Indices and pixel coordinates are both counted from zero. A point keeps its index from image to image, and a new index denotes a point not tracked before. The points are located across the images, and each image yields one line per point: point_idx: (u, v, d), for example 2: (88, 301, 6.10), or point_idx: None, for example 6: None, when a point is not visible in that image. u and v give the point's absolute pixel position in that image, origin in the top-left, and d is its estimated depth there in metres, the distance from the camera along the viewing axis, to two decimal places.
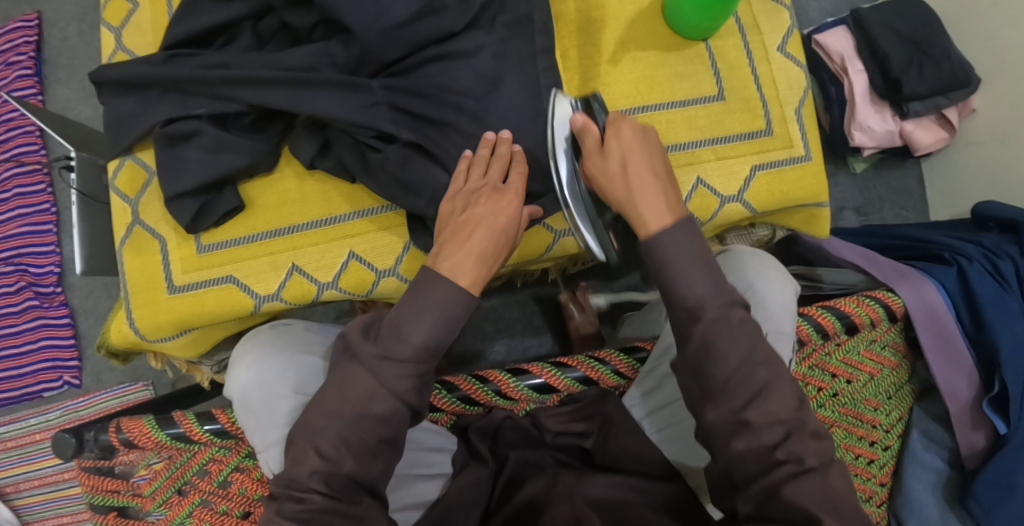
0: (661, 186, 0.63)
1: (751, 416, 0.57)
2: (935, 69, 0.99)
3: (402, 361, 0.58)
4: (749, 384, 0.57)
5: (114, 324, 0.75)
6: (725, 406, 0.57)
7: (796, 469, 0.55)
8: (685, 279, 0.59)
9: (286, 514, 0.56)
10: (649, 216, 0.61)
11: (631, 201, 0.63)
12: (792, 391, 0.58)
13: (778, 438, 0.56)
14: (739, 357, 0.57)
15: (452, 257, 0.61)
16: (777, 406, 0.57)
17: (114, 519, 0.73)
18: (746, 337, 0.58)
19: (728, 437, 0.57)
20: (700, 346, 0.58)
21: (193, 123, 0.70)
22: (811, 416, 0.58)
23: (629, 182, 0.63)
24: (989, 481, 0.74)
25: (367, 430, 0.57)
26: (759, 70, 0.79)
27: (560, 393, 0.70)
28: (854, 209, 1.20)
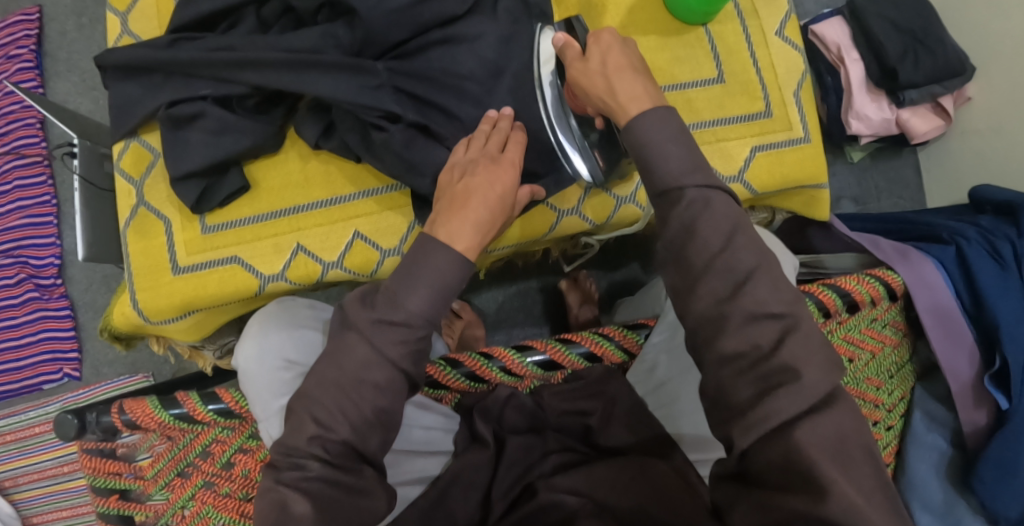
0: (641, 77, 0.62)
1: (740, 310, 0.53)
2: (930, 58, 1.01)
3: (398, 326, 0.58)
4: (733, 269, 0.54)
5: (118, 307, 0.75)
6: (710, 295, 0.55)
7: (792, 388, 0.51)
8: (663, 161, 0.58)
9: (283, 481, 0.57)
10: (628, 102, 0.60)
11: (610, 93, 0.61)
12: (785, 283, 0.55)
13: (773, 340, 0.53)
14: (721, 239, 0.55)
15: (449, 223, 0.62)
16: (766, 296, 0.54)
17: (116, 502, 0.73)
18: (729, 218, 0.56)
19: (716, 336, 0.54)
20: (681, 220, 0.56)
21: (197, 104, 0.70)
22: (805, 314, 0.54)
23: (608, 76, 0.62)
24: (992, 461, 0.74)
25: (363, 397, 0.57)
26: (757, 55, 0.79)
27: (564, 370, 0.71)
28: (851, 199, 1.22)
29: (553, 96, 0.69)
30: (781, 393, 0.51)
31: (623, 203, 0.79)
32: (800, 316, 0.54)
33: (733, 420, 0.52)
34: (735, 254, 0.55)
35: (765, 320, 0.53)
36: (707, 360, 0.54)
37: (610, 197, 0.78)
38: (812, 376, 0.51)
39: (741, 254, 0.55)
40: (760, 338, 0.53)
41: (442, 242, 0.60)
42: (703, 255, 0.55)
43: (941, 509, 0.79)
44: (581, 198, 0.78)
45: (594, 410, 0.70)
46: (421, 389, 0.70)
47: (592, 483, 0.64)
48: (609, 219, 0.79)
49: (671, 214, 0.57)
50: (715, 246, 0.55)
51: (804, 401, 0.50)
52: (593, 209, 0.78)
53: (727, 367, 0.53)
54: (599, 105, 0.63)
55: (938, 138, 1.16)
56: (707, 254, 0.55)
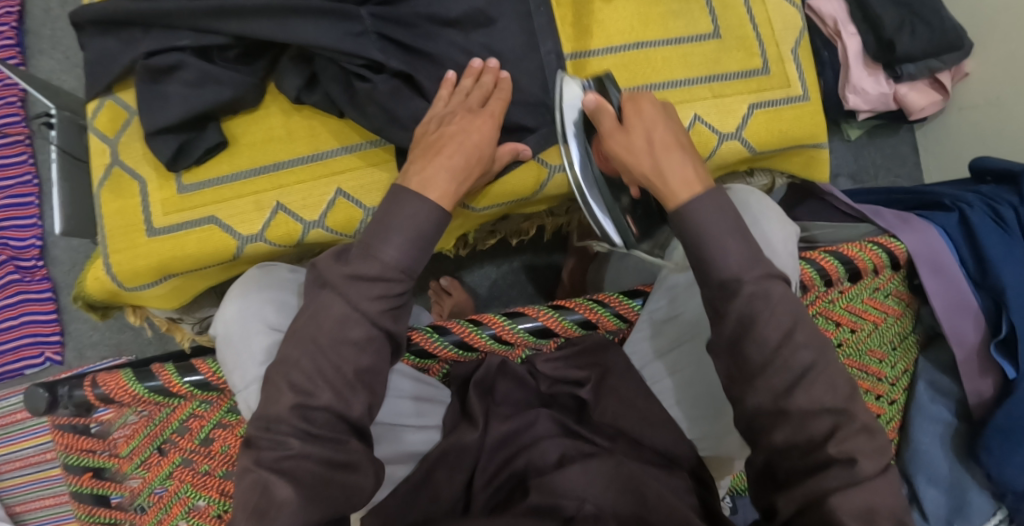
0: (687, 156, 0.65)
1: (796, 406, 0.56)
2: (927, 29, 0.99)
3: (375, 281, 0.57)
4: (792, 365, 0.57)
5: (92, 272, 0.75)
6: (767, 389, 0.57)
7: (841, 470, 0.54)
8: (719, 247, 0.59)
9: (264, 463, 0.53)
10: (679, 188, 0.62)
11: (657, 173, 0.64)
12: (840, 377, 0.58)
13: (824, 433, 0.55)
14: (782, 332, 0.57)
15: (422, 171, 0.63)
16: (821, 393, 0.56)
17: (89, 480, 0.70)
18: (788, 312, 0.58)
19: (770, 426, 0.57)
20: (742, 312, 0.58)
21: (174, 55, 0.70)
22: (859, 407, 0.57)
23: (654, 155, 0.65)
24: (999, 428, 0.72)
25: (343, 358, 0.56)
26: (755, 11, 0.82)
27: (558, 337, 0.68)
28: (848, 176, 1.22)
29: (580, 153, 0.74)
30: (828, 470, 0.54)
31: None
32: (852, 408, 0.57)
33: (776, 490, 0.56)
34: (794, 351, 0.57)
35: (820, 413, 0.56)
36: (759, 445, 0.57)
37: None
38: (863, 463, 0.54)
39: (801, 351, 0.57)
40: (814, 430, 0.55)
41: (415, 192, 0.61)
42: (762, 352, 0.57)
43: (947, 482, 0.78)
44: None
45: (588, 380, 0.67)
46: (402, 357, 0.66)
47: (608, 492, 0.60)
48: None
49: (730, 306, 0.58)
50: (774, 341, 0.57)
51: (851, 479, 0.53)
52: None
53: (779, 454, 0.56)
54: (645, 181, 0.65)
55: (937, 114, 1.14)
56: (767, 351, 0.57)
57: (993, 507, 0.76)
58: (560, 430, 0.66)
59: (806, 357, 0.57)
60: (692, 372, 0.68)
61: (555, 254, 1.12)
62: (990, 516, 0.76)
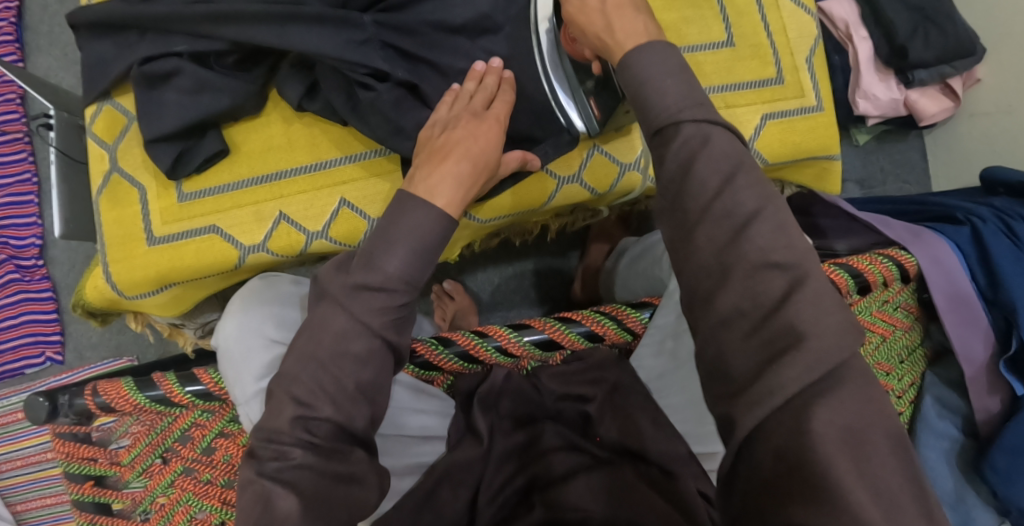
0: (641, 14, 0.59)
1: (742, 257, 0.49)
2: (940, 35, 0.98)
3: (376, 291, 0.55)
4: (732, 211, 0.50)
5: (91, 281, 0.74)
6: (708, 242, 0.50)
7: (799, 354, 0.46)
8: (659, 95, 0.54)
9: (266, 473, 0.52)
10: (625, 40, 0.58)
11: (609, 32, 0.59)
12: (795, 234, 0.50)
13: (776, 296, 0.48)
14: (719, 180, 0.51)
15: (428, 179, 0.61)
16: (768, 243, 0.49)
17: (91, 489, 0.69)
18: (728, 156, 0.52)
19: (715, 290, 0.50)
20: (679, 156, 0.52)
21: (172, 61, 0.69)
22: (813, 267, 0.49)
23: (606, 13, 0.59)
24: (1007, 445, 0.71)
25: (344, 371, 0.54)
26: (768, 18, 0.81)
27: (564, 350, 0.67)
28: (856, 182, 1.21)
29: (550, 39, 0.68)
30: (790, 358, 0.46)
31: (627, 170, 0.79)
32: (806, 267, 0.49)
33: (745, 420, 0.46)
34: (734, 195, 0.51)
35: (769, 270, 0.49)
36: (705, 325, 0.50)
37: (615, 164, 0.79)
38: (821, 340, 0.47)
39: (740, 195, 0.51)
40: (763, 292, 0.48)
41: (421, 200, 0.58)
42: (702, 197, 0.51)
43: (951, 498, 0.76)
44: (582, 164, 0.78)
45: (594, 396, 0.66)
46: (404, 367, 0.65)
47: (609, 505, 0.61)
48: (613, 187, 0.80)
49: (666, 151, 0.53)
50: (711, 188, 0.51)
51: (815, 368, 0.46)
52: (594, 176, 0.79)
53: (726, 328, 0.49)
54: (596, 42, 0.60)
55: (947, 119, 1.13)
56: (704, 196, 0.51)
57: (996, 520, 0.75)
58: (565, 443, 0.66)
59: (753, 200, 0.51)
60: (696, 390, 0.65)
61: (560, 258, 1.11)
62: None
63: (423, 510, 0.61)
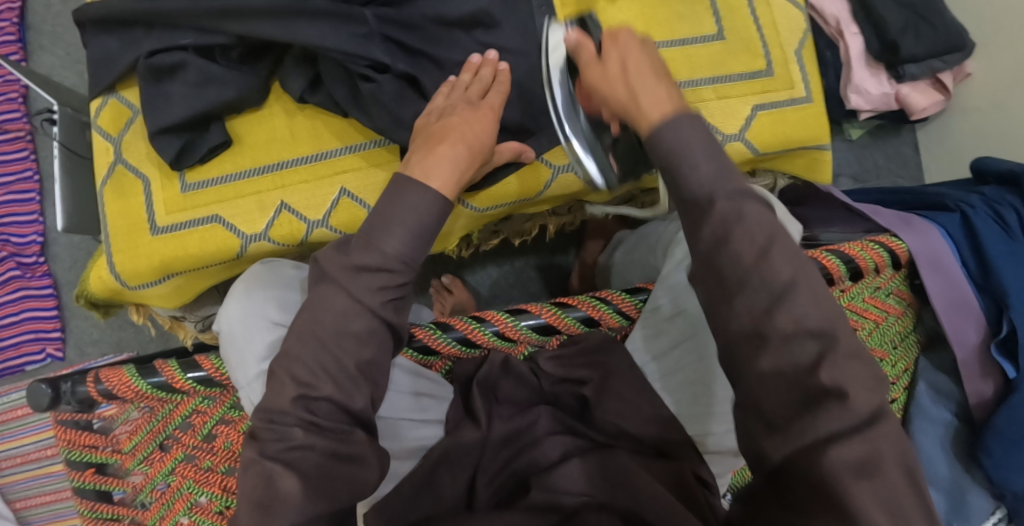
0: (665, 81, 0.57)
1: (777, 328, 0.48)
2: (932, 32, 1.00)
3: (376, 272, 0.56)
4: (771, 283, 0.48)
5: (94, 271, 0.75)
6: (745, 313, 0.49)
7: (836, 406, 0.45)
8: (690, 165, 0.52)
9: (268, 454, 0.53)
10: (651, 111, 0.55)
11: (632, 99, 0.56)
12: (826, 295, 0.49)
13: (812, 358, 0.47)
14: (756, 250, 0.49)
15: (423, 161, 0.61)
16: (804, 311, 0.48)
17: (92, 476, 0.70)
18: (763, 229, 0.49)
19: (752, 355, 0.48)
20: (715, 235, 0.50)
21: (178, 54, 0.70)
22: (846, 331, 0.48)
23: (628, 79, 0.57)
24: (1001, 431, 0.72)
25: (345, 350, 0.55)
26: (758, 13, 0.83)
27: (560, 335, 0.68)
28: (850, 176, 1.23)
29: (564, 94, 0.69)
30: (824, 409, 0.46)
31: None
32: (838, 330, 0.48)
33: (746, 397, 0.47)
34: (772, 266, 0.49)
35: (805, 338, 0.47)
36: (738, 379, 0.49)
37: None
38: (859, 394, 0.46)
39: (777, 266, 0.49)
40: (798, 356, 0.47)
41: (418, 181, 0.59)
42: (737, 270, 0.49)
43: (947, 484, 0.77)
44: None
45: (590, 379, 0.67)
46: (402, 350, 0.66)
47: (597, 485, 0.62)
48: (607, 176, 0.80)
49: (701, 229, 0.51)
50: (748, 260, 0.49)
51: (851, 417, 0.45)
52: None
53: (760, 386, 0.48)
54: (620, 112, 0.58)
55: (939, 114, 1.15)
56: (740, 267, 0.49)
57: (991, 506, 0.76)
58: (560, 427, 0.67)
59: (788, 271, 0.49)
60: (694, 371, 0.66)
61: (558, 253, 1.12)
62: (989, 516, 0.76)
63: (422, 493, 0.62)
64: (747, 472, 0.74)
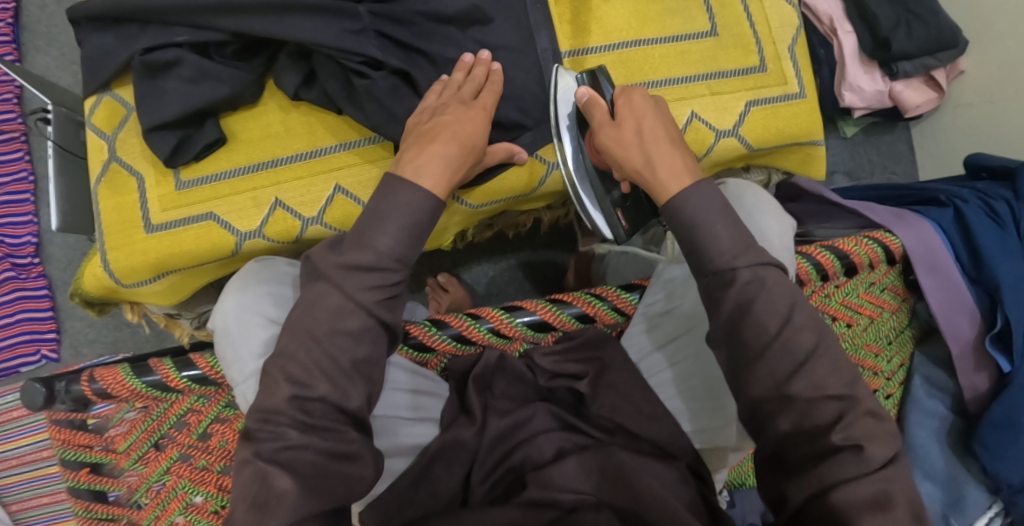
0: (678, 149, 0.65)
1: (797, 391, 0.56)
2: (922, 28, 1.00)
3: (370, 270, 0.56)
4: (791, 351, 0.57)
5: (90, 268, 0.75)
6: (768, 376, 0.57)
7: (852, 456, 0.54)
8: (709, 236, 0.59)
9: (263, 455, 0.53)
10: (669, 180, 0.62)
11: (648, 167, 0.64)
12: (845, 362, 0.58)
13: (832, 418, 0.55)
14: (779, 320, 0.57)
15: (415, 159, 0.62)
16: (824, 377, 0.56)
17: (87, 476, 0.70)
18: (784, 297, 0.58)
19: (774, 414, 0.57)
20: (738, 300, 0.58)
21: (172, 51, 0.70)
22: (864, 393, 0.57)
23: (645, 149, 0.65)
24: (994, 423, 0.72)
25: (340, 349, 0.55)
26: (751, 9, 0.83)
27: (555, 332, 0.67)
28: (845, 173, 1.23)
29: (573, 146, 0.74)
30: (844, 459, 0.54)
31: None
32: (858, 393, 0.57)
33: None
34: (794, 334, 0.57)
35: (825, 400, 0.56)
36: (764, 434, 0.57)
37: None
38: (874, 448, 0.54)
39: (801, 334, 0.57)
40: (818, 417, 0.55)
41: (409, 180, 0.60)
42: (761, 337, 0.57)
43: (942, 477, 0.77)
44: None
45: (585, 374, 0.67)
46: (399, 349, 0.66)
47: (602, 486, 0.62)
48: None
49: (725, 294, 0.58)
50: (772, 328, 0.57)
51: (866, 467, 0.53)
52: None
53: (784, 442, 0.56)
54: (635, 175, 0.65)
55: (933, 111, 1.15)
56: (765, 336, 0.57)
57: (989, 500, 0.76)
58: (558, 424, 0.67)
59: (806, 340, 0.57)
60: (689, 364, 0.68)
61: (553, 250, 1.12)
62: (986, 510, 0.76)
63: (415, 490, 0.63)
64: (745, 467, 0.77)
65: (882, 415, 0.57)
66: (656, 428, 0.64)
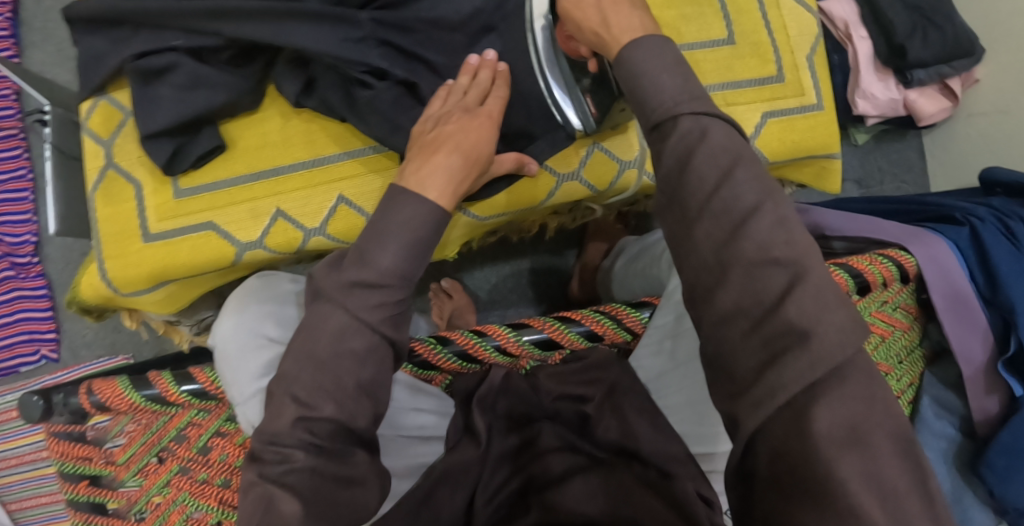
0: (636, 9, 0.59)
1: (739, 254, 0.50)
2: (940, 36, 0.98)
3: (373, 288, 0.55)
4: (732, 210, 0.51)
5: (86, 277, 0.73)
6: (707, 239, 0.51)
7: (801, 353, 0.48)
8: (654, 83, 0.55)
9: (269, 477, 0.52)
10: (621, 35, 0.58)
11: (604, 26, 0.59)
12: (796, 230, 0.51)
13: (777, 293, 0.49)
14: (718, 174, 0.52)
15: (419, 171, 0.61)
16: (768, 238, 0.50)
17: (85, 488, 0.69)
18: (726, 151, 0.52)
19: (715, 289, 0.51)
20: (676, 151, 0.53)
21: (168, 55, 0.69)
22: (814, 264, 0.50)
23: (603, 8, 0.59)
24: (1003, 448, 0.71)
25: (345, 370, 0.54)
26: (770, 16, 0.81)
27: (563, 349, 0.66)
28: (854, 182, 1.22)
29: (544, 38, 0.67)
30: (795, 356, 0.48)
31: (626, 168, 0.79)
32: (808, 264, 0.50)
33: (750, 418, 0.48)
34: (733, 191, 0.51)
35: (769, 267, 0.50)
36: (705, 319, 0.52)
37: (614, 161, 0.78)
38: (826, 340, 0.47)
39: (741, 190, 0.51)
40: (764, 288, 0.49)
41: (412, 193, 0.58)
42: (702, 188, 0.52)
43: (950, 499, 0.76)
44: (582, 162, 0.78)
45: (591, 396, 0.66)
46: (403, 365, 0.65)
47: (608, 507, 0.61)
48: (612, 184, 0.80)
49: (665, 148, 0.54)
50: (711, 182, 0.52)
51: (818, 366, 0.47)
52: (595, 173, 0.78)
53: (726, 327, 0.50)
54: (593, 37, 0.60)
55: (946, 120, 1.14)
56: (704, 192, 0.52)
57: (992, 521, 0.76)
58: (564, 443, 0.66)
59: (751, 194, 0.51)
60: (696, 389, 0.65)
61: (557, 256, 1.11)
62: None
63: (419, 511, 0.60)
64: None
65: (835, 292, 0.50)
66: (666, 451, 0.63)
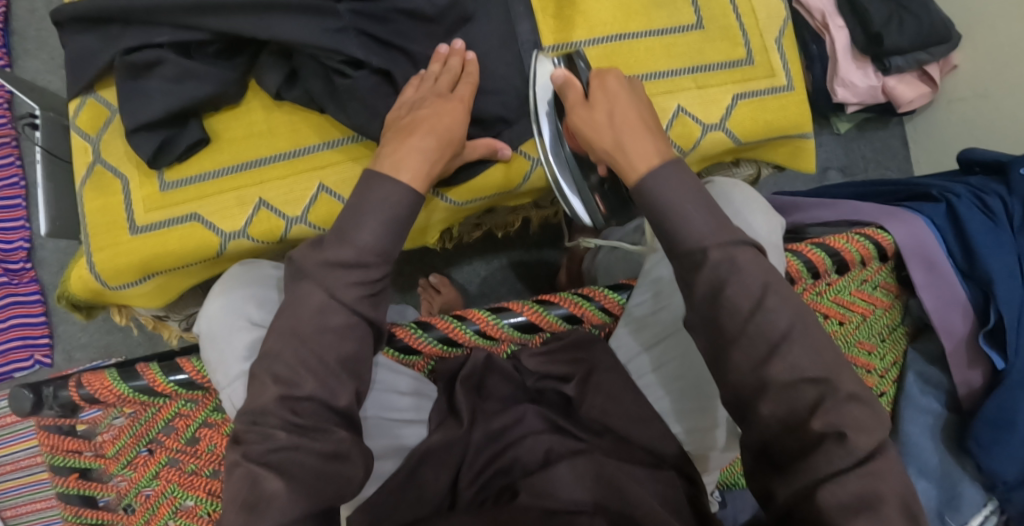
0: (648, 131, 0.65)
1: (776, 378, 0.54)
2: (914, 21, 1.00)
3: (352, 268, 0.56)
4: (768, 333, 0.55)
5: (75, 271, 0.75)
6: (745, 360, 0.55)
7: (836, 445, 0.51)
8: (680, 216, 0.59)
9: (252, 456, 0.52)
10: (637, 160, 0.63)
11: (619, 148, 0.64)
12: (824, 344, 0.55)
13: (810, 404, 0.53)
14: (752, 301, 0.55)
15: (394, 154, 0.62)
16: (800, 360, 0.54)
17: (76, 481, 0.69)
18: (758, 276, 0.56)
19: (755, 400, 0.54)
20: (708, 283, 0.57)
21: (154, 51, 0.70)
22: (845, 377, 0.54)
23: (616, 130, 0.65)
24: (989, 418, 0.72)
25: (325, 346, 0.55)
26: (737, 2, 0.82)
27: (543, 332, 0.67)
28: (838, 169, 1.22)
29: (552, 133, 0.73)
30: (827, 459, 0.51)
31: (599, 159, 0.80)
32: (836, 376, 0.53)
33: (775, 477, 0.54)
34: (767, 318, 0.55)
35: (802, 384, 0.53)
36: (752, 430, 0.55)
37: None
38: (858, 436, 0.51)
39: (774, 315, 0.55)
40: (799, 401, 0.53)
41: (388, 175, 0.60)
42: (735, 319, 0.56)
43: (937, 474, 0.77)
44: None
45: (572, 375, 0.66)
46: (382, 348, 0.66)
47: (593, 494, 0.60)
48: None
49: (698, 276, 0.57)
50: (744, 310, 0.55)
51: (853, 465, 0.50)
52: None
53: (774, 433, 0.53)
54: (607, 157, 0.66)
55: (926, 106, 1.15)
56: (740, 324, 0.55)
57: (983, 498, 0.76)
58: (547, 426, 0.65)
59: (784, 322, 0.55)
60: (676, 366, 0.67)
61: (544, 250, 1.12)
62: (980, 508, 0.76)
63: (405, 488, 0.62)
64: (737, 468, 0.77)
65: (866, 399, 0.53)
66: (651, 429, 0.63)
